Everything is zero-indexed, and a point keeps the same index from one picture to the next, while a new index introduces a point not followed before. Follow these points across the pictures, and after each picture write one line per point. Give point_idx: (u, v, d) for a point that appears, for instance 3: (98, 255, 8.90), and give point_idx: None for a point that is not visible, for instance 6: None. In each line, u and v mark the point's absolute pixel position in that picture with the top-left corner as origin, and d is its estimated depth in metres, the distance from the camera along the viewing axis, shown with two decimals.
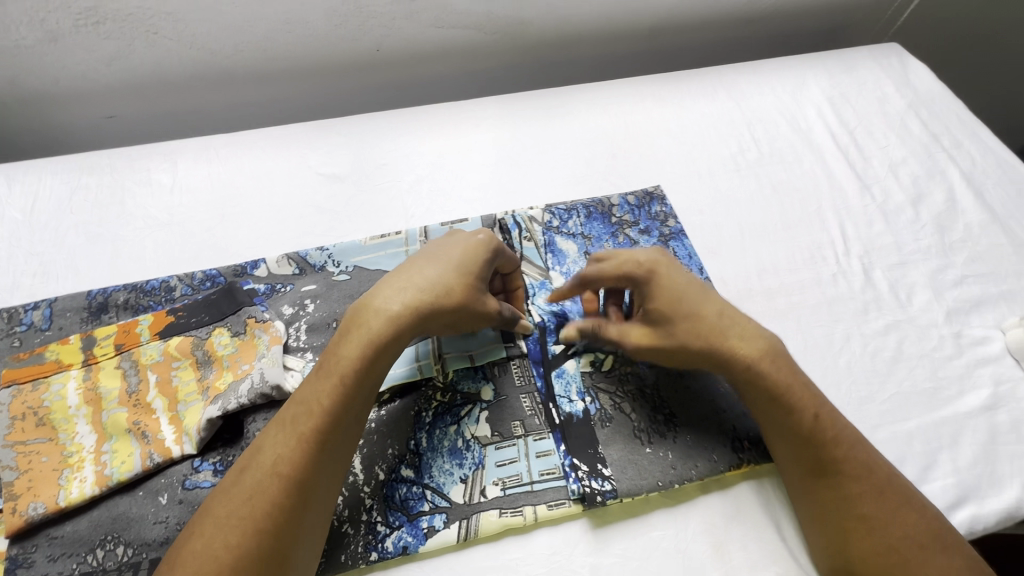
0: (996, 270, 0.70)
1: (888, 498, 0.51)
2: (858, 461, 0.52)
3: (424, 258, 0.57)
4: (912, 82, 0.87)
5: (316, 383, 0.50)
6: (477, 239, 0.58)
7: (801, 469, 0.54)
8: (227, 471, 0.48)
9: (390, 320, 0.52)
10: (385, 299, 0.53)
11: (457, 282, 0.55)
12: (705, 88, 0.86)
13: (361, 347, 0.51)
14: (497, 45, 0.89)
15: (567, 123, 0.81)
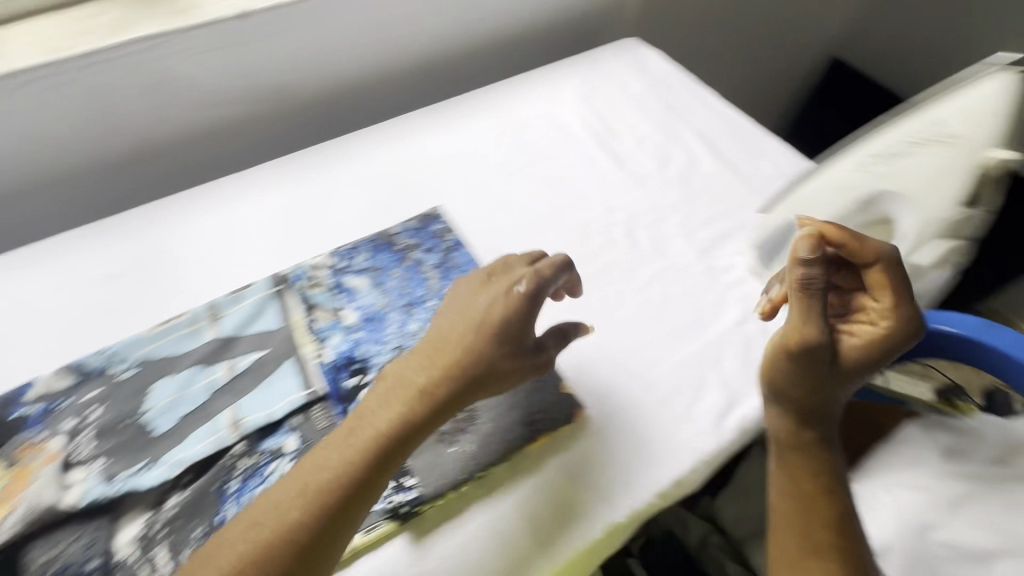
0: (733, 206, 0.84)
1: (831, 492, 0.60)
2: (819, 463, 0.61)
3: (458, 323, 0.57)
4: (647, 67, 1.06)
5: (340, 448, 0.51)
6: (516, 295, 0.58)
7: (783, 465, 0.62)
8: (215, 538, 0.48)
9: (411, 408, 0.53)
10: (393, 403, 0.53)
11: (497, 351, 0.56)
12: (473, 111, 0.96)
13: (396, 421, 0.52)
14: (270, 110, 0.92)
15: (346, 167, 0.85)
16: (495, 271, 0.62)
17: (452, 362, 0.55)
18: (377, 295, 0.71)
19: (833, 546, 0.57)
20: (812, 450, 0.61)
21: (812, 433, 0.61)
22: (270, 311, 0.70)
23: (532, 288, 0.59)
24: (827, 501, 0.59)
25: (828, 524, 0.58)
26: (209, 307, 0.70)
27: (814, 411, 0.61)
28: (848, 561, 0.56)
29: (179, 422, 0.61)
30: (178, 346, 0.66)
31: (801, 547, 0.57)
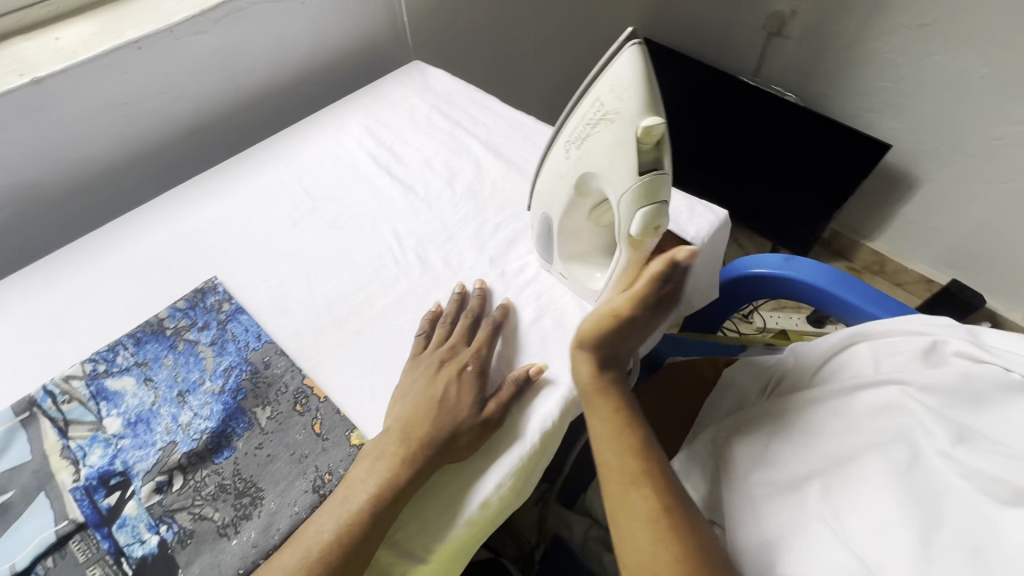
0: (521, 206, 0.85)
1: (636, 426, 0.61)
2: (621, 399, 0.63)
3: (430, 406, 0.61)
4: (432, 86, 1.06)
5: (325, 523, 0.53)
6: (468, 375, 0.64)
7: (594, 416, 0.62)
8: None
9: (396, 470, 0.56)
10: (376, 468, 0.56)
11: (459, 419, 0.60)
12: (254, 167, 0.92)
13: (342, 527, 0.53)
14: (16, 215, 0.83)
15: (111, 259, 0.79)
16: (446, 355, 0.66)
17: (427, 437, 0.58)
18: (144, 392, 0.65)
19: (649, 477, 0.58)
20: (612, 393, 0.63)
21: (610, 375, 0.64)
22: (17, 443, 0.61)
23: (478, 367, 0.65)
24: (634, 435, 0.60)
25: (638, 456, 0.59)
26: None
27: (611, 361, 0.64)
28: (663, 486, 0.57)
29: None
30: None
31: (626, 489, 0.58)
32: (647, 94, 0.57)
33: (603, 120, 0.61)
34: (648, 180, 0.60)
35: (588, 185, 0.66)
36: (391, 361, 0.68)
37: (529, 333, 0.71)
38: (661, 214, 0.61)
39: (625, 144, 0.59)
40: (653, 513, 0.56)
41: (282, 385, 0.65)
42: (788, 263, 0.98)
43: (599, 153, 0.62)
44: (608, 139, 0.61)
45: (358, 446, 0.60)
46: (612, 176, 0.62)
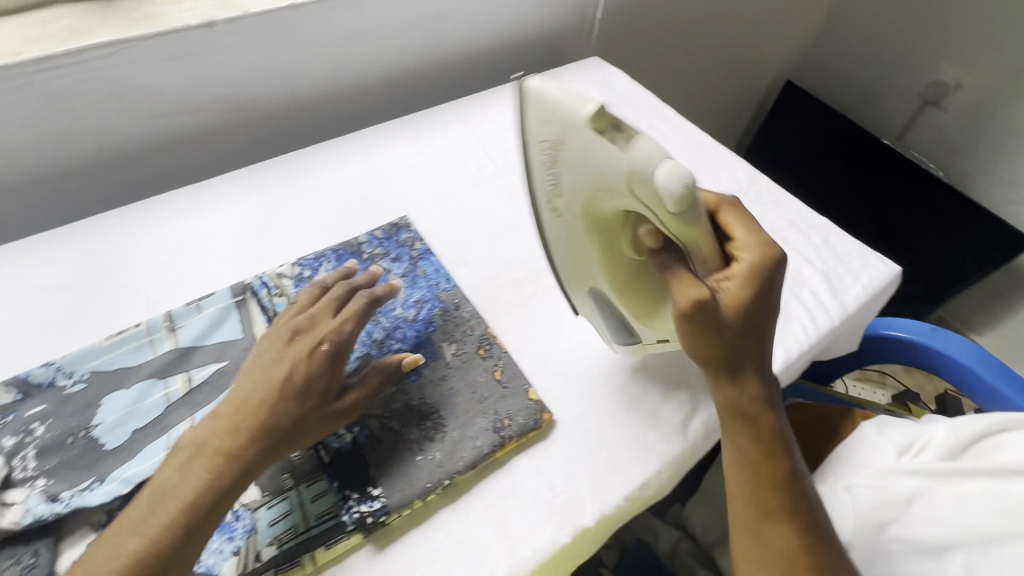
0: None
1: (775, 453, 0.59)
2: (767, 423, 0.60)
3: (275, 388, 0.55)
4: (612, 84, 1.09)
5: (190, 472, 0.51)
6: (322, 354, 0.57)
7: (727, 430, 0.60)
8: (141, 506, 0.49)
9: (217, 470, 0.51)
10: (193, 470, 0.51)
11: (301, 406, 0.55)
12: (443, 123, 0.98)
13: (207, 478, 0.50)
14: (236, 121, 0.91)
15: (314, 180, 0.86)
16: (300, 328, 0.60)
17: (260, 423, 0.53)
18: None
19: (788, 509, 0.58)
20: (753, 414, 0.59)
21: (749, 388, 0.59)
22: (230, 320, 0.68)
23: (334, 350, 0.58)
24: (776, 464, 0.59)
25: (778, 486, 0.58)
26: (167, 317, 0.67)
27: (742, 372, 0.59)
28: (801, 519, 0.58)
29: (132, 436, 0.58)
30: (130, 358, 0.64)
31: (761, 522, 0.58)
32: (568, 95, 0.55)
33: (557, 147, 0.57)
34: (643, 150, 0.52)
35: (596, 214, 0.60)
36: (563, 333, 0.72)
37: None
38: (678, 161, 0.51)
39: (591, 146, 0.55)
40: (790, 546, 0.57)
41: (467, 329, 0.70)
42: (935, 333, 0.96)
43: (579, 171, 0.57)
44: (578, 157, 0.56)
45: (536, 401, 0.64)
46: (603, 182, 0.56)
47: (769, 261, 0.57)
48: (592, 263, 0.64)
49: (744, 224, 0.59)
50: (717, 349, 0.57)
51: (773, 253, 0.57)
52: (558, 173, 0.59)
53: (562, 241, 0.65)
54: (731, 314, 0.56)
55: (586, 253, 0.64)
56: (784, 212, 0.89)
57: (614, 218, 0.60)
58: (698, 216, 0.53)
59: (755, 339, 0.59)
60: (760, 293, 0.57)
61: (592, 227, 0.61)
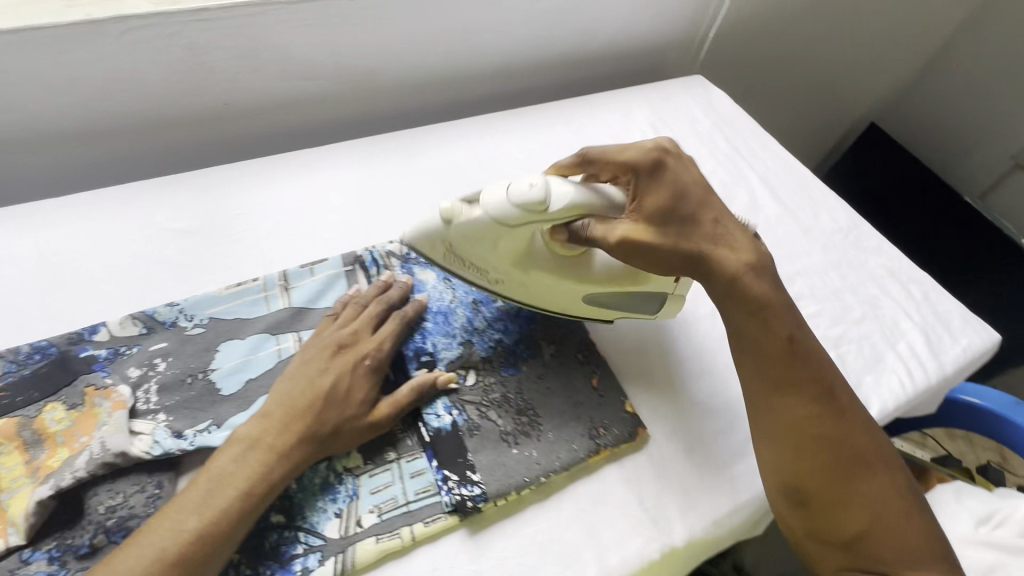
0: (792, 251, 0.86)
1: (767, 311, 0.62)
2: (751, 279, 0.62)
3: (318, 394, 0.56)
4: (715, 107, 1.09)
5: (246, 461, 0.51)
6: (365, 369, 0.59)
7: (722, 305, 0.63)
8: (198, 486, 0.49)
9: (270, 465, 0.51)
10: (248, 460, 0.51)
11: (346, 415, 0.56)
12: (547, 122, 0.99)
13: (258, 471, 0.51)
14: (351, 93, 0.93)
15: (422, 162, 0.87)
16: (344, 339, 0.61)
17: (308, 426, 0.54)
18: (445, 289, 0.72)
19: (795, 383, 0.60)
20: (739, 287, 0.62)
21: (727, 256, 0.63)
22: (339, 288, 0.70)
23: (377, 365, 0.60)
24: (773, 331, 0.61)
25: (779, 360, 0.61)
26: (282, 275, 0.69)
27: (712, 246, 0.62)
28: (810, 392, 0.60)
29: (246, 386, 0.61)
30: (246, 310, 0.66)
31: (775, 403, 0.60)
32: (422, 219, 0.64)
33: (457, 252, 0.65)
34: (493, 202, 0.60)
35: (523, 258, 0.65)
36: (657, 350, 0.72)
37: None
38: (515, 183, 0.59)
39: (468, 229, 0.62)
40: (800, 419, 0.59)
41: (566, 332, 0.71)
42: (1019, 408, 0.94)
43: (473, 250, 0.64)
44: (469, 247, 0.63)
45: (632, 413, 0.64)
46: (504, 236, 0.62)
47: (660, 158, 0.62)
48: (560, 287, 0.66)
49: (614, 157, 0.62)
50: (669, 256, 0.61)
51: (647, 145, 0.63)
52: (466, 257, 0.65)
53: (534, 297, 0.69)
54: (652, 225, 0.60)
55: (552, 283, 0.66)
56: (885, 260, 0.87)
57: (536, 247, 0.65)
58: (568, 186, 0.59)
59: (699, 225, 0.62)
60: (658, 185, 0.61)
61: (526, 265, 0.65)
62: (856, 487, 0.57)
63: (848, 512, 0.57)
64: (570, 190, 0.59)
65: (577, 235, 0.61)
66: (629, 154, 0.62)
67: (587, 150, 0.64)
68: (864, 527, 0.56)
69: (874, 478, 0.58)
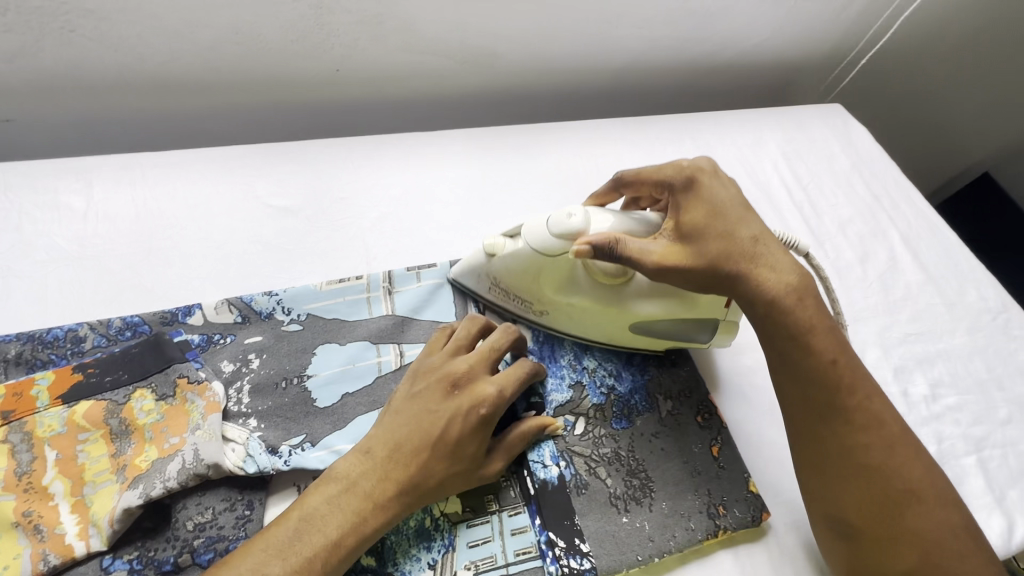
0: (933, 329, 0.77)
1: (810, 327, 0.51)
2: (793, 294, 0.52)
3: (426, 442, 0.48)
4: (854, 143, 0.97)
5: (340, 507, 0.45)
6: (475, 419, 0.49)
7: (758, 326, 0.53)
8: (285, 529, 0.43)
9: (365, 516, 0.45)
10: (341, 506, 0.45)
11: (450, 468, 0.48)
12: (672, 137, 0.89)
13: (351, 521, 0.45)
14: (467, 75, 0.85)
15: (537, 165, 0.79)
16: (460, 376, 0.50)
17: (410, 478, 0.47)
18: None
19: (837, 407, 0.51)
20: (782, 304, 0.52)
21: (766, 271, 0.52)
22: (444, 299, 0.64)
23: (491, 416, 0.49)
24: (818, 347, 0.51)
25: (824, 382, 0.51)
26: (386, 276, 0.63)
27: (752, 265, 0.52)
28: (855, 418, 0.50)
29: (341, 400, 0.55)
30: (347, 311, 0.60)
31: (816, 426, 0.51)
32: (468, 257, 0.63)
33: (501, 286, 0.62)
34: (534, 234, 0.57)
35: (567, 289, 0.59)
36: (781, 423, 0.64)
37: None
38: (557, 214, 0.56)
39: (512, 260, 0.59)
40: (843, 448, 0.50)
41: (685, 387, 0.63)
42: None
43: (517, 284, 0.60)
44: (512, 280, 0.60)
45: (756, 495, 0.57)
46: (547, 266, 0.58)
47: (695, 172, 0.56)
48: (605, 317, 0.59)
49: (652, 175, 0.58)
50: (708, 275, 0.52)
51: (684, 162, 0.57)
52: (514, 290, 0.61)
53: (579, 329, 0.62)
54: (688, 243, 0.53)
55: (594, 315, 0.59)
56: None
57: (577, 276, 0.58)
58: (611, 216, 0.56)
59: (737, 241, 0.53)
60: (694, 199, 0.54)
61: (569, 293, 0.59)
62: (906, 521, 0.48)
63: (897, 551, 0.48)
64: (611, 220, 0.55)
65: (609, 251, 0.52)
66: (665, 172, 0.57)
67: (621, 174, 0.62)
68: (915, 568, 0.47)
69: (928, 511, 0.48)
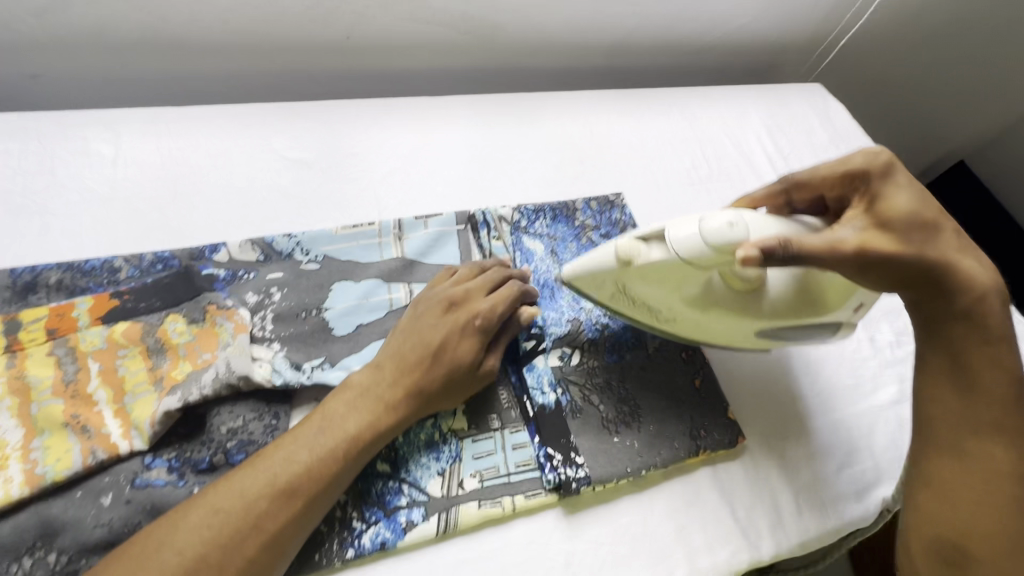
0: None
1: (994, 340, 0.51)
2: (992, 302, 0.52)
3: (429, 351, 0.53)
4: (833, 119, 1.03)
5: (355, 409, 0.50)
6: (474, 331, 0.55)
7: (934, 325, 0.53)
8: (304, 428, 0.49)
9: (378, 419, 0.50)
10: (361, 404, 0.50)
11: (451, 378, 0.53)
12: (662, 108, 0.95)
13: (367, 421, 0.49)
14: (469, 46, 0.90)
15: (535, 130, 0.85)
16: (458, 297, 0.56)
17: (415, 384, 0.52)
18: (551, 263, 0.70)
19: (1002, 427, 0.50)
20: (982, 308, 0.51)
21: (972, 266, 0.52)
22: (449, 246, 0.68)
23: (488, 329, 0.55)
24: (996, 371, 0.50)
25: (1001, 401, 0.50)
26: (396, 224, 0.68)
27: (959, 257, 0.52)
28: (1019, 445, 0.49)
29: (357, 329, 0.60)
30: (360, 253, 0.65)
31: (969, 436, 0.50)
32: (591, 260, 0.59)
33: (628, 295, 0.60)
34: (687, 243, 0.54)
35: (701, 297, 0.57)
36: (760, 361, 0.70)
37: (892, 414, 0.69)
38: (708, 216, 0.53)
39: (652, 271, 0.56)
40: (1000, 473, 0.49)
41: None
42: None
43: (655, 291, 0.58)
44: (646, 288, 0.58)
45: (733, 421, 0.63)
46: (688, 274, 0.56)
47: (891, 164, 0.55)
48: (738, 324, 0.59)
49: (833, 170, 0.57)
50: (901, 273, 0.50)
51: (881, 155, 0.56)
52: (650, 302, 0.59)
53: (709, 335, 0.62)
54: (888, 228, 0.51)
55: (731, 322, 0.59)
56: None
57: (715, 284, 0.57)
58: (766, 223, 0.53)
59: (942, 234, 0.52)
60: (892, 188, 0.54)
61: (706, 303, 0.57)
62: None
63: None
64: (763, 228, 0.53)
65: (784, 253, 0.48)
66: (852, 164, 0.56)
67: (793, 174, 0.61)
68: None
69: None
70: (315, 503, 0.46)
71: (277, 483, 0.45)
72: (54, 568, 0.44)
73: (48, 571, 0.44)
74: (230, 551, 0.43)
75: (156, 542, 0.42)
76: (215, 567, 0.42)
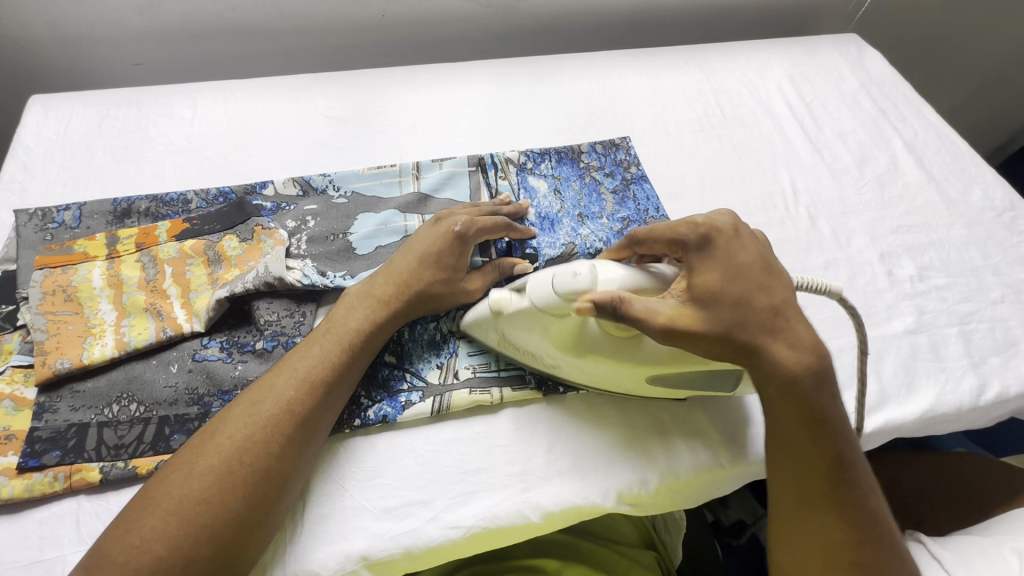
0: (928, 222, 0.80)
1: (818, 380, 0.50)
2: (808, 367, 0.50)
3: (416, 255, 0.61)
4: (866, 66, 1.00)
5: (362, 309, 0.58)
6: (451, 235, 0.62)
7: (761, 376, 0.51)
8: (313, 332, 0.57)
9: (379, 315, 0.58)
10: (360, 307, 0.58)
11: (433, 274, 0.60)
12: (678, 63, 0.97)
13: (369, 320, 0.57)
14: (490, 18, 0.98)
15: (549, 86, 0.91)
16: (443, 215, 0.66)
17: (404, 282, 0.60)
18: (553, 199, 0.75)
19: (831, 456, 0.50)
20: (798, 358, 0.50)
21: (782, 349, 0.49)
22: (461, 184, 0.76)
23: (466, 234, 0.62)
24: (821, 445, 0.50)
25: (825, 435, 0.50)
26: (414, 166, 0.77)
27: (771, 338, 0.49)
28: (848, 505, 0.49)
29: (376, 250, 0.69)
30: (383, 190, 0.75)
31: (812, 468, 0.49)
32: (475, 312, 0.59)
33: (505, 340, 0.59)
34: (538, 290, 0.53)
35: (573, 342, 0.54)
36: None
37: (902, 340, 0.68)
38: (558, 269, 0.52)
39: (517, 316, 0.55)
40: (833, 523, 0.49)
41: None
42: None
43: (526, 336, 0.56)
44: (514, 333, 0.57)
45: None
46: (550, 322, 0.54)
47: (711, 232, 0.51)
48: (623, 373, 0.55)
49: (663, 232, 0.53)
50: (713, 347, 0.49)
51: (697, 219, 0.52)
52: (521, 344, 0.58)
53: (599, 381, 0.58)
54: (700, 306, 0.49)
55: (609, 369, 0.55)
56: None
57: (587, 331, 0.53)
58: (618, 270, 0.51)
59: (754, 309, 0.49)
60: (710, 262, 0.50)
61: (579, 348, 0.54)
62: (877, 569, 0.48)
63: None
64: (619, 277, 0.51)
65: (614, 309, 0.47)
66: (678, 231, 0.52)
67: (633, 232, 0.56)
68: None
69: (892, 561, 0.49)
70: (334, 385, 0.54)
71: (297, 372, 0.53)
72: (133, 414, 0.56)
73: (129, 415, 0.56)
74: (270, 430, 0.49)
75: (208, 433, 0.49)
76: (262, 445, 0.48)
